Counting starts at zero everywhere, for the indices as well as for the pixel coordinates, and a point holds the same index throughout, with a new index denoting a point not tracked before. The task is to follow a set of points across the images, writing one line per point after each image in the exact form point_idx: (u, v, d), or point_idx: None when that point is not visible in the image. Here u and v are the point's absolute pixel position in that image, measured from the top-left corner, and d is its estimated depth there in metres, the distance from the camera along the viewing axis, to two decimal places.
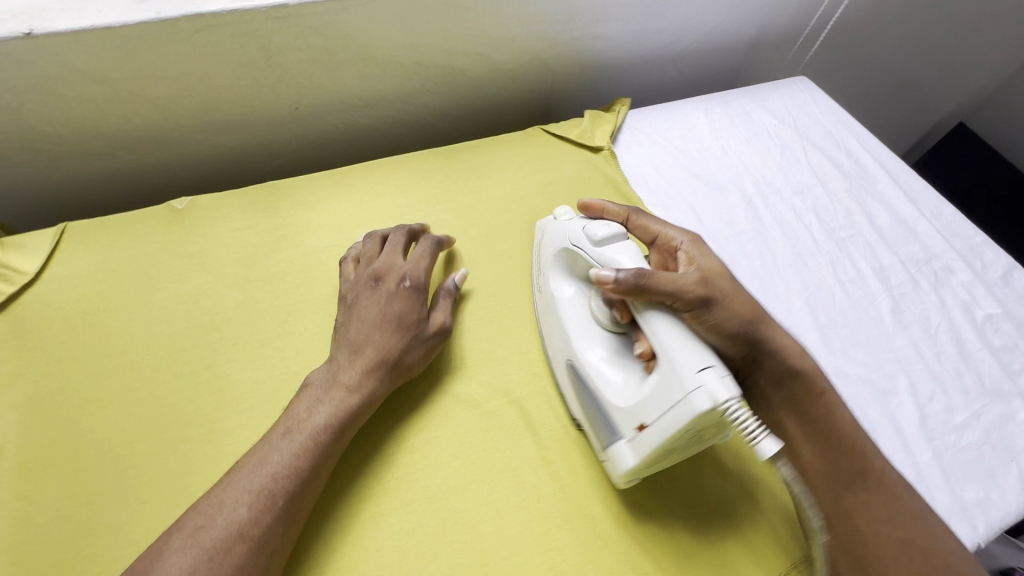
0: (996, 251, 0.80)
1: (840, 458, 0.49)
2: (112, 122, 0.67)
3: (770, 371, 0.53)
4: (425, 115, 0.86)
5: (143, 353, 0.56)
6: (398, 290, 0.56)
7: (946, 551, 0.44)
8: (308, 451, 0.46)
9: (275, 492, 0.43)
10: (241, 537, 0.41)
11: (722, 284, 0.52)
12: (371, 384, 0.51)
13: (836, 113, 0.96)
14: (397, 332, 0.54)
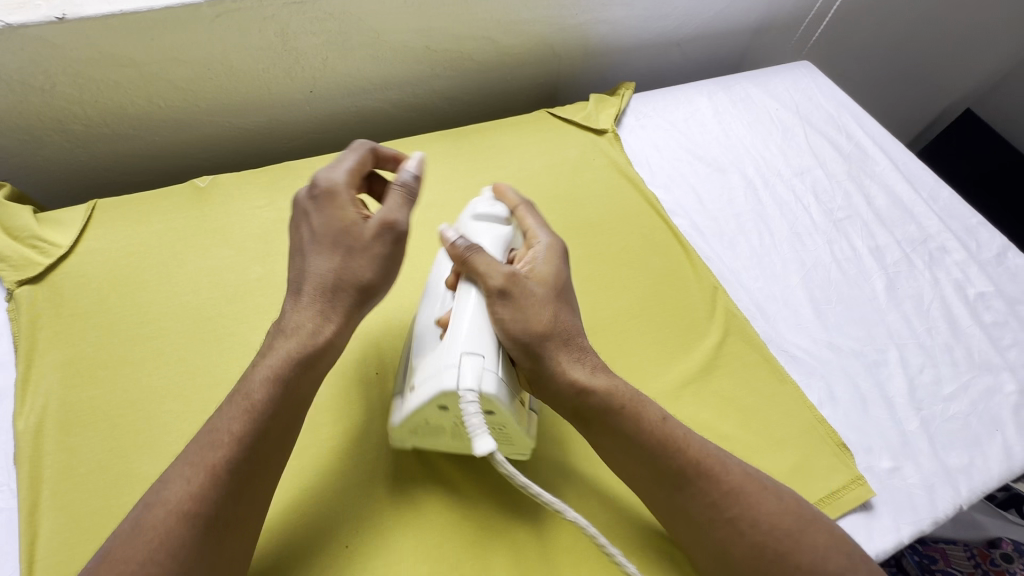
0: (992, 232, 0.82)
1: (664, 470, 0.47)
2: (137, 104, 0.70)
3: (561, 395, 0.48)
4: (434, 99, 0.88)
5: (172, 321, 0.60)
6: (342, 208, 0.48)
7: (797, 545, 0.44)
8: (262, 403, 0.43)
9: (234, 447, 0.42)
10: (206, 493, 0.40)
11: (540, 291, 0.48)
12: (335, 320, 0.47)
13: (838, 97, 0.98)
14: (350, 254, 0.47)
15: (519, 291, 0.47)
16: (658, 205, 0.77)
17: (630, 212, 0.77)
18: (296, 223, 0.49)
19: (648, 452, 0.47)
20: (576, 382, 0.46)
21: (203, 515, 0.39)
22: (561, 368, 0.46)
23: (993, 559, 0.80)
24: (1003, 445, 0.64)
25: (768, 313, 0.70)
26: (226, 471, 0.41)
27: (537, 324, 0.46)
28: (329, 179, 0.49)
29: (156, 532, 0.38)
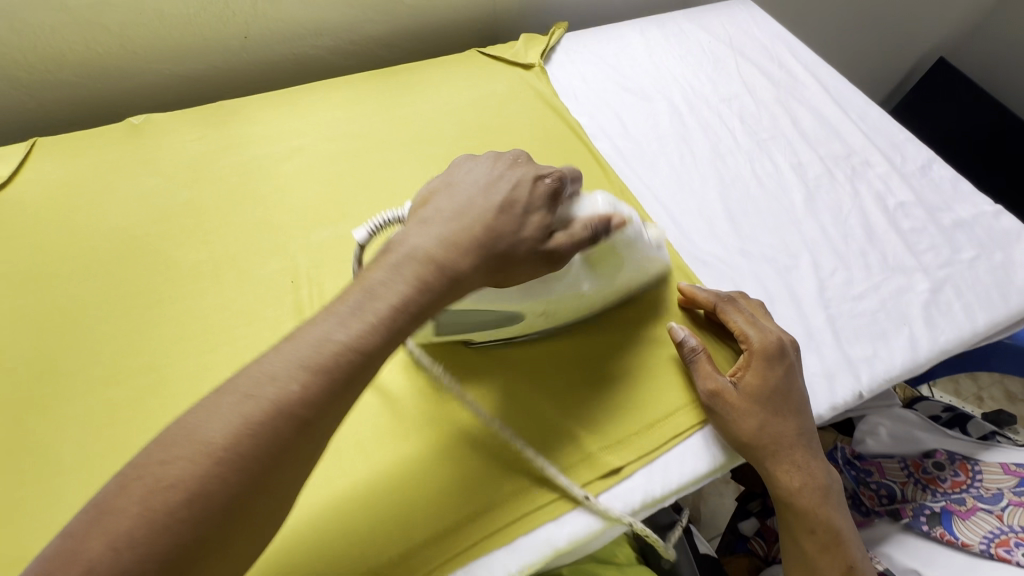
0: (918, 147, 0.83)
1: (799, 507, 0.58)
2: (74, 50, 0.74)
3: (780, 476, 0.57)
4: (371, 44, 0.91)
5: (101, 241, 0.63)
6: (537, 187, 0.51)
7: (831, 531, 0.58)
8: (388, 320, 0.40)
9: (335, 359, 0.38)
10: (298, 400, 0.36)
11: (755, 395, 0.57)
12: (462, 265, 0.45)
13: (773, 29, 0.98)
14: (514, 222, 0.48)
15: (750, 405, 0.56)
16: (580, 130, 0.79)
17: (553, 137, 0.78)
18: (479, 166, 0.53)
19: (792, 526, 0.59)
20: (784, 496, 0.58)
21: (245, 463, 0.34)
22: (771, 480, 0.57)
23: (925, 467, 0.80)
24: (909, 337, 0.65)
25: (683, 225, 0.72)
26: (286, 417, 0.36)
27: (757, 440, 0.56)
28: (540, 170, 0.52)
29: (182, 483, 0.33)
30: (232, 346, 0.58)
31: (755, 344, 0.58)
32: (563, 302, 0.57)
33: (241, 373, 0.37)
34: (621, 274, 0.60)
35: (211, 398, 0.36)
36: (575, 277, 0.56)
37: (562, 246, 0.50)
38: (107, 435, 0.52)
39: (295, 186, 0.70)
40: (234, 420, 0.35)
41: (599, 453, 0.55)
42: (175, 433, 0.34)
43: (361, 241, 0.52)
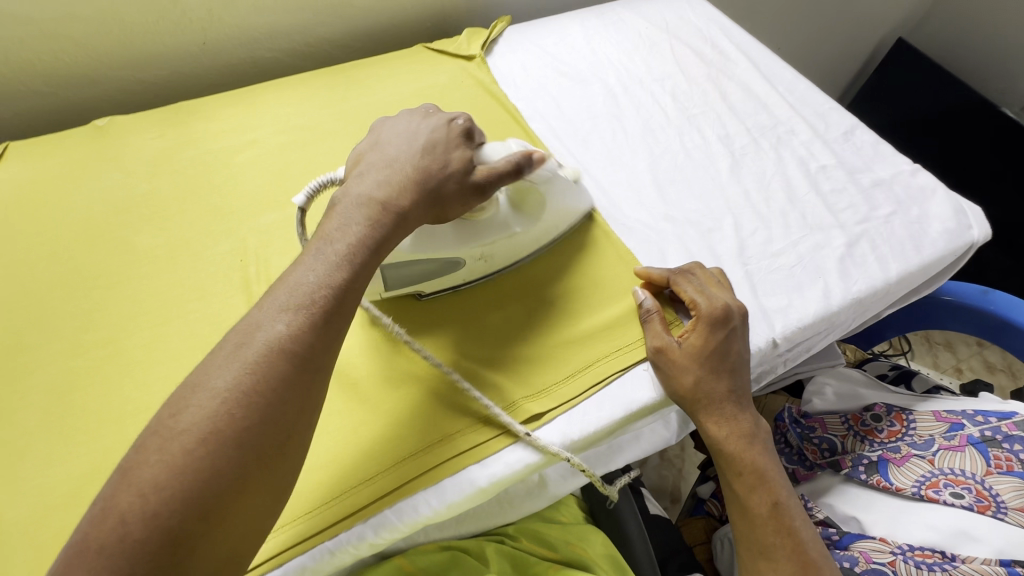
0: (842, 115, 0.88)
1: (732, 456, 0.61)
2: (44, 61, 0.80)
3: (715, 423, 0.61)
4: (325, 45, 0.96)
5: (66, 230, 0.69)
6: (451, 129, 0.57)
7: (764, 481, 0.60)
8: (351, 257, 0.47)
9: (310, 298, 0.44)
10: (286, 338, 0.42)
11: (693, 353, 0.61)
12: (408, 202, 0.51)
13: (709, 13, 1.03)
14: (438, 161, 0.55)
15: (688, 362, 0.60)
16: (516, 114, 0.84)
17: (491, 121, 0.83)
18: (398, 122, 0.59)
19: (723, 471, 0.62)
20: (715, 443, 0.61)
21: (248, 403, 0.39)
22: (700, 426, 0.61)
23: (864, 420, 0.84)
24: (823, 288, 0.69)
25: (611, 195, 0.77)
26: (281, 352, 0.41)
27: (691, 394, 0.60)
28: (449, 115, 0.59)
29: (194, 428, 0.37)
30: (184, 318, 0.63)
31: (702, 310, 0.61)
32: (498, 244, 0.64)
33: (236, 327, 0.43)
34: (548, 210, 0.66)
35: (208, 360, 0.41)
36: (502, 221, 0.63)
37: (486, 176, 0.56)
38: (66, 400, 0.57)
39: (247, 175, 0.76)
40: (232, 366, 0.40)
41: (522, 401, 0.59)
42: (182, 394, 0.39)
43: (301, 204, 0.56)
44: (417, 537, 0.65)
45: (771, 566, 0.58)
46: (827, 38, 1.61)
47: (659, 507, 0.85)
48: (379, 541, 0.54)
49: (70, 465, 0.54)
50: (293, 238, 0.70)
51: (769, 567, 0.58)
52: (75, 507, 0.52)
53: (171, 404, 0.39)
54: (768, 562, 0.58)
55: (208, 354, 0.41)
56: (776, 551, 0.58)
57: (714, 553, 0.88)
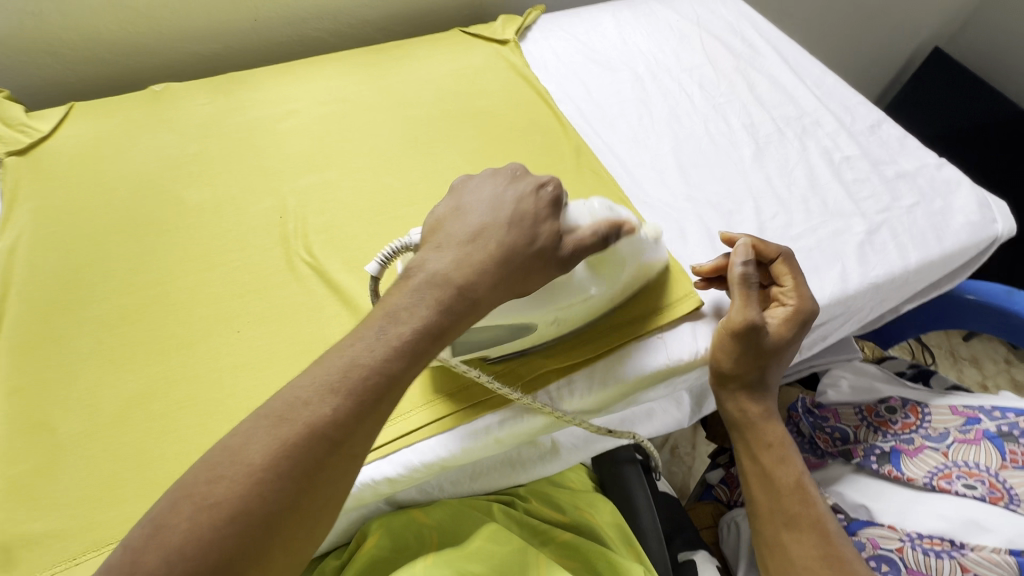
0: (869, 109, 0.89)
1: (764, 429, 0.64)
2: (109, 30, 0.85)
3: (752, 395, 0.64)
4: (366, 27, 1.01)
5: (123, 183, 0.74)
6: (540, 199, 0.53)
7: (792, 452, 0.63)
8: (411, 342, 0.43)
9: (361, 380, 0.41)
10: (330, 422, 0.39)
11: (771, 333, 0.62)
12: (481, 285, 0.48)
13: (740, 8, 1.05)
14: (525, 235, 0.51)
15: (767, 338, 0.61)
16: (546, 95, 0.87)
17: (521, 101, 0.86)
18: (484, 183, 0.55)
19: (750, 444, 0.64)
20: (748, 417, 0.64)
21: (281, 484, 0.37)
22: (738, 399, 0.65)
23: (878, 411, 0.83)
24: (841, 271, 0.70)
25: (635, 176, 0.79)
26: (325, 434, 0.39)
27: (747, 367, 0.62)
28: (539, 180, 0.54)
29: (225, 502, 0.35)
30: (226, 267, 0.67)
31: (795, 303, 0.63)
32: (572, 308, 0.59)
33: (280, 393, 0.40)
34: (624, 274, 0.61)
35: (249, 421, 0.38)
36: (580, 286, 0.57)
37: (573, 250, 0.53)
38: (117, 332, 0.62)
39: (288, 141, 0.80)
40: (272, 442, 0.37)
41: (537, 359, 0.62)
42: (219, 457, 0.36)
43: (374, 274, 0.50)
44: (432, 490, 0.69)
45: (796, 535, 0.59)
46: (860, 42, 1.60)
47: (667, 486, 0.86)
48: (397, 480, 0.57)
49: (119, 389, 0.58)
50: (330, 200, 0.74)
51: (793, 537, 0.59)
52: (121, 426, 0.56)
53: (206, 465, 0.36)
54: (792, 532, 0.59)
55: (255, 412, 0.39)
56: (801, 520, 0.59)
57: (720, 537, 0.88)
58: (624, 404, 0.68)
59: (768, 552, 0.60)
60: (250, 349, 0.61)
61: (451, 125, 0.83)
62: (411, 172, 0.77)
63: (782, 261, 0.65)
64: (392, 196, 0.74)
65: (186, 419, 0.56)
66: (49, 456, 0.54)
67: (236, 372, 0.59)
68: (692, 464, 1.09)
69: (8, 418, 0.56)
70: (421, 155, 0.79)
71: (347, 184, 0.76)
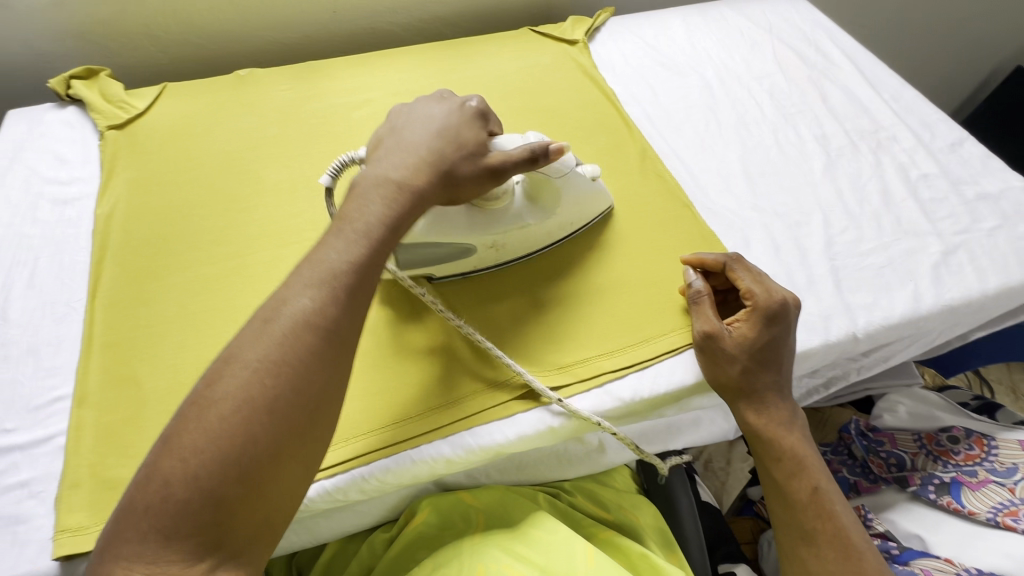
0: (950, 126, 0.85)
1: (771, 441, 0.61)
2: (203, 17, 0.91)
3: (754, 407, 0.61)
4: (437, 23, 1.04)
5: (209, 160, 0.79)
6: (464, 112, 0.58)
7: (806, 463, 0.60)
8: (370, 236, 0.47)
9: (334, 274, 0.45)
10: (312, 313, 0.43)
11: (741, 341, 0.61)
12: (424, 185, 0.51)
13: (815, 17, 1.02)
14: (454, 142, 0.55)
15: (734, 349, 0.61)
16: (613, 97, 0.88)
17: (587, 101, 0.87)
18: (417, 105, 0.59)
19: (760, 458, 0.62)
20: (753, 430, 0.62)
21: (280, 372, 0.41)
22: (742, 413, 0.62)
23: (939, 440, 0.81)
24: (913, 291, 0.68)
25: (700, 181, 0.79)
26: (313, 327, 0.42)
27: (732, 378, 0.61)
28: (463, 97, 0.59)
29: (230, 397, 0.39)
30: (299, 245, 0.71)
31: (758, 300, 0.61)
32: (511, 236, 0.65)
33: (260, 308, 0.44)
34: (563, 203, 0.66)
35: (240, 334, 0.42)
36: (515, 213, 0.64)
37: (501, 161, 0.56)
38: (200, 299, 0.66)
39: (361, 129, 0.83)
40: (264, 346, 0.41)
41: (596, 357, 0.63)
42: (218, 366, 0.41)
43: (327, 184, 0.58)
44: (478, 475, 0.69)
45: (812, 551, 0.57)
46: (936, 56, 1.53)
47: (710, 496, 0.85)
48: (454, 460, 0.59)
49: (200, 352, 0.62)
50: None
51: (811, 552, 0.57)
52: None
53: (208, 374, 0.41)
54: (810, 546, 0.57)
55: (241, 330, 0.43)
56: (817, 535, 0.57)
57: (759, 553, 0.87)
58: (677, 409, 0.68)
59: (785, 564, 0.59)
60: None
61: (517, 121, 0.84)
62: None
63: (732, 265, 0.64)
64: None
65: None
66: (136, 408, 0.58)
67: None
68: (726, 480, 0.96)
69: (102, 370, 0.60)
70: None
71: None
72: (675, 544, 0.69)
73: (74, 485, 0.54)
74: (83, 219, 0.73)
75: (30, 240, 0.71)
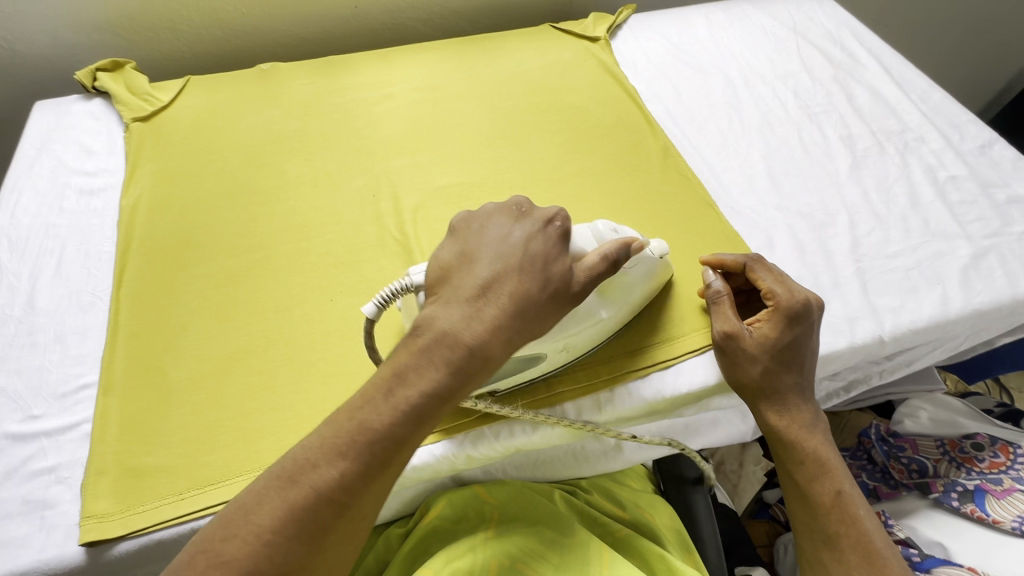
0: (980, 128, 0.84)
1: (794, 444, 0.60)
2: (227, 10, 0.91)
3: (776, 408, 0.60)
4: (457, 18, 1.04)
5: (232, 153, 0.79)
6: (548, 235, 0.52)
7: (828, 466, 0.59)
8: (417, 406, 0.43)
9: (366, 443, 0.42)
10: (337, 486, 0.41)
11: (761, 344, 0.59)
12: (493, 346, 0.46)
13: (840, 16, 1.01)
14: (536, 280, 0.49)
15: (755, 350, 0.59)
16: (635, 95, 0.87)
17: (610, 99, 0.87)
18: (491, 223, 0.53)
19: (782, 461, 0.61)
20: (775, 432, 0.61)
21: (284, 544, 0.39)
22: (765, 415, 0.61)
23: (963, 446, 0.79)
24: (941, 295, 0.67)
25: (723, 180, 0.78)
26: (331, 497, 0.40)
27: (752, 379, 0.60)
28: (549, 215, 0.53)
29: (235, 563, 0.37)
30: (321, 239, 0.71)
31: (780, 300, 0.60)
32: (582, 334, 0.58)
33: (286, 454, 0.41)
34: (632, 295, 0.61)
35: (256, 488, 0.41)
36: (588, 310, 0.57)
37: (583, 282, 0.52)
38: (222, 291, 0.66)
39: (382, 124, 0.83)
40: (281, 505, 0.39)
41: (617, 357, 0.63)
42: (230, 519, 0.39)
43: (371, 315, 0.51)
44: (495, 471, 0.69)
45: (835, 555, 0.56)
46: (960, 58, 1.51)
47: (727, 498, 0.84)
48: (474, 456, 0.59)
49: (222, 343, 0.62)
50: (421, 184, 0.76)
51: (833, 556, 0.56)
52: (224, 376, 0.60)
53: (221, 523, 0.39)
54: (832, 550, 0.57)
55: (259, 479, 0.41)
56: (840, 539, 0.56)
57: (775, 557, 0.86)
58: (696, 409, 0.68)
59: (806, 568, 0.58)
60: (342, 318, 0.64)
61: (538, 118, 0.84)
62: (499, 161, 0.79)
63: (750, 267, 0.63)
64: (479, 183, 0.76)
65: (282, 377, 0.60)
66: (159, 397, 0.59)
67: (329, 338, 0.63)
68: (738, 484, 0.94)
69: (126, 359, 0.61)
70: (508, 145, 0.81)
71: (438, 169, 0.78)
72: (692, 547, 0.68)
73: (99, 472, 0.54)
74: (108, 210, 0.74)
75: (57, 229, 0.72)
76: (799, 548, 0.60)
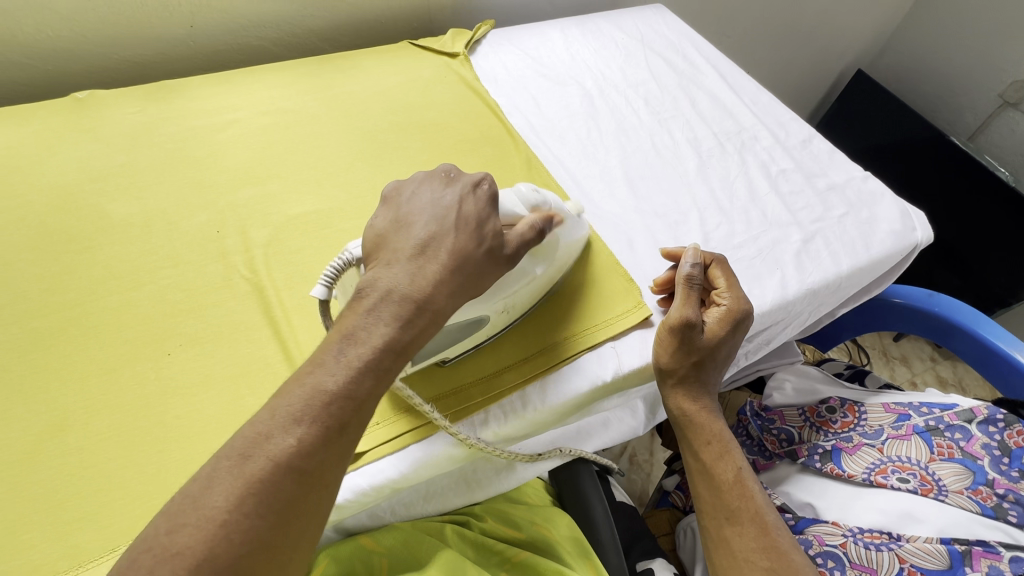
0: (801, 125, 0.94)
1: (701, 427, 0.64)
2: (25, 32, 0.79)
3: (689, 392, 0.64)
4: (311, 36, 0.99)
5: (40, 195, 0.68)
6: (478, 198, 0.54)
7: (730, 449, 0.63)
8: (375, 359, 0.43)
9: (324, 407, 0.40)
10: (297, 453, 0.39)
11: (708, 337, 0.63)
12: (439, 291, 0.48)
13: (680, 28, 1.09)
14: (473, 238, 0.51)
15: (701, 337, 0.63)
16: (496, 108, 0.87)
17: (471, 114, 0.86)
18: (421, 189, 0.54)
19: (691, 441, 0.64)
20: (686, 415, 0.64)
21: (248, 525, 0.36)
22: (678, 398, 0.64)
23: (820, 411, 0.86)
24: (780, 279, 0.73)
25: (585, 188, 0.81)
26: (293, 466, 0.38)
27: (684, 364, 0.63)
28: (474, 178, 0.55)
29: (188, 551, 0.34)
30: (155, 285, 0.63)
31: (728, 302, 0.64)
32: (519, 294, 0.60)
33: (238, 434, 0.39)
34: (561, 249, 0.64)
35: (208, 468, 0.38)
36: (521, 272, 0.59)
37: (515, 248, 0.54)
38: (27, 359, 0.56)
39: (227, 152, 0.76)
40: (235, 484, 0.37)
41: (492, 375, 0.61)
42: (179, 506, 0.36)
43: (322, 296, 0.50)
44: (383, 514, 0.67)
45: (737, 529, 0.58)
46: (794, 61, 1.70)
47: (625, 496, 0.87)
48: (345, 505, 0.54)
49: (28, 423, 0.53)
50: (272, 213, 0.71)
51: (735, 532, 0.58)
52: (30, 464, 0.51)
53: (163, 518, 0.36)
54: (734, 525, 0.58)
55: (209, 462, 0.38)
56: (741, 514, 0.59)
57: (677, 543, 0.88)
58: (581, 415, 0.68)
59: (712, 546, 0.60)
60: (181, 372, 0.57)
61: (399, 136, 0.82)
62: (359, 185, 0.75)
63: (715, 266, 0.67)
64: (336, 206, 0.72)
65: (108, 452, 0.52)
66: None
67: (166, 398, 0.55)
68: (650, 471, 1.10)
69: None
70: (367, 167, 0.77)
71: (292, 197, 0.73)
72: (591, 551, 0.68)
73: None
74: None
75: None
76: (704, 530, 0.61)
